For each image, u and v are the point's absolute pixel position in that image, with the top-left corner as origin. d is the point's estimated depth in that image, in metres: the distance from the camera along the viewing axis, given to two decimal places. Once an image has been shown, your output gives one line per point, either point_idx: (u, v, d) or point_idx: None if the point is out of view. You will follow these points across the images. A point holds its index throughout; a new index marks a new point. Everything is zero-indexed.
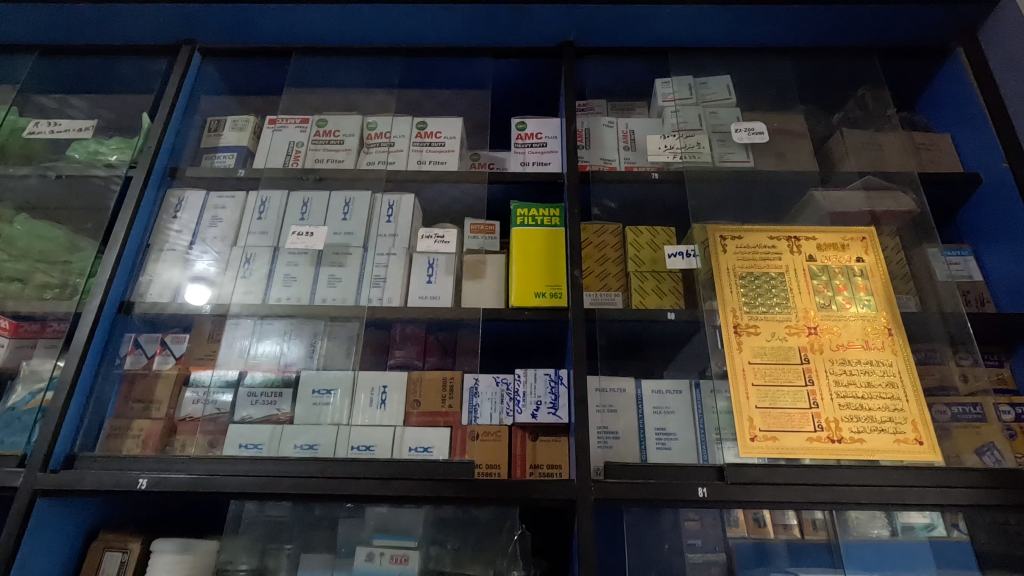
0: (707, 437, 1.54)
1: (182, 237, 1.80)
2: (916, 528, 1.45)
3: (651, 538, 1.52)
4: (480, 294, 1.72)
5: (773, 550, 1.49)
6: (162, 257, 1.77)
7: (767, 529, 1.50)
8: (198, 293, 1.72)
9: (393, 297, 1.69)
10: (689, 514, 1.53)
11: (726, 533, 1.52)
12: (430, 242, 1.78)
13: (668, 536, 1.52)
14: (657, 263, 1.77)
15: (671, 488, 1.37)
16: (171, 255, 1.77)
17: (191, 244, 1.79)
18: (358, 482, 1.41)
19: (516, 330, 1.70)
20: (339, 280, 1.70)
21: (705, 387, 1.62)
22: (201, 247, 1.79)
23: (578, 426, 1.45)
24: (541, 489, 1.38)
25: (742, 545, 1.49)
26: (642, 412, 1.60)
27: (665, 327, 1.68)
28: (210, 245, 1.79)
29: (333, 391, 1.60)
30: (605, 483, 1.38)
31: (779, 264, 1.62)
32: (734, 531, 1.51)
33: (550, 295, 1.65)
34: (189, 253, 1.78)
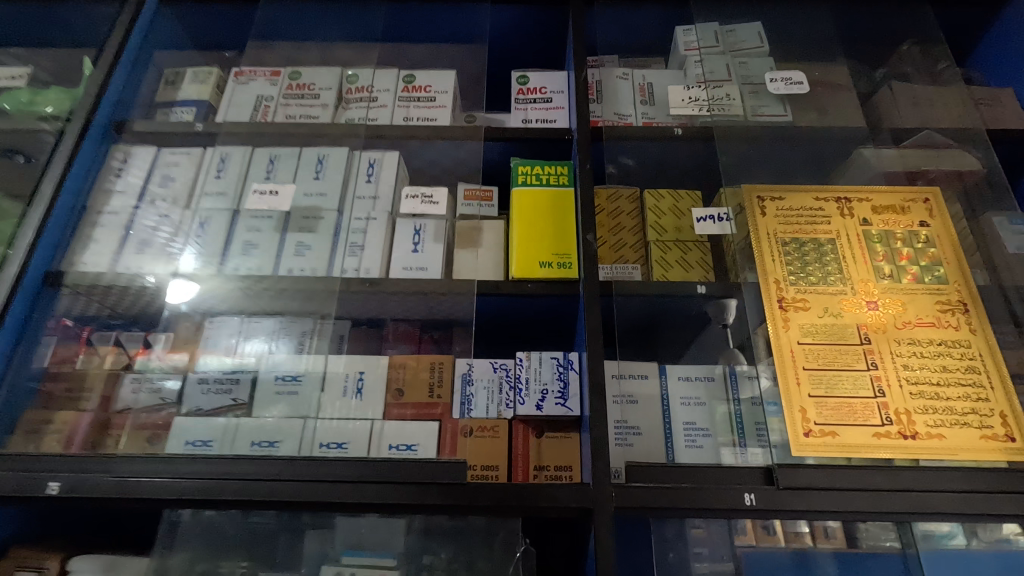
0: (745, 431, 1.28)
1: (163, 231, 1.48)
2: (936, 537, 1.21)
3: (665, 547, 1.25)
4: (475, 264, 1.46)
5: (818, 563, 1.22)
6: (144, 244, 1.46)
7: (778, 538, 1.26)
8: (183, 287, 1.44)
9: (373, 268, 1.43)
10: (693, 521, 1.26)
11: (733, 541, 1.25)
12: (417, 204, 1.51)
13: (674, 545, 1.25)
14: (682, 231, 1.52)
15: (710, 494, 1.11)
16: (152, 243, 1.47)
17: (171, 238, 1.47)
18: (323, 487, 1.13)
19: (518, 307, 1.44)
20: (309, 248, 1.44)
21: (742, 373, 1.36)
22: (187, 240, 1.47)
23: (594, 418, 1.19)
24: (550, 495, 1.12)
25: (782, 559, 1.22)
26: (667, 403, 1.34)
27: (692, 303, 1.43)
28: (199, 237, 1.46)
29: (301, 378, 1.34)
30: (626, 486, 1.13)
31: (829, 229, 1.37)
32: (742, 540, 1.25)
33: (559, 265, 1.40)
34: (171, 246, 1.46)
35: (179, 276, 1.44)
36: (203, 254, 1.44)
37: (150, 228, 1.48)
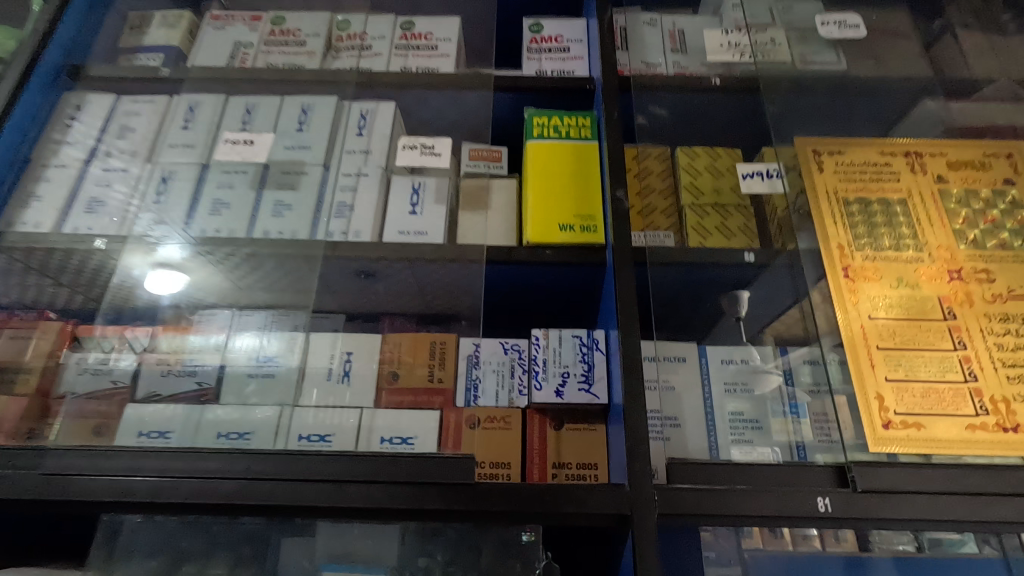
0: (801, 423, 1.09)
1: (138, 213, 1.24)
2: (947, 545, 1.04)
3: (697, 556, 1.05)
4: (483, 228, 1.25)
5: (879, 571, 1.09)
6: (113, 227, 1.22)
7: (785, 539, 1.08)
8: (169, 277, 1.26)
9: (364, 231, 1.22)
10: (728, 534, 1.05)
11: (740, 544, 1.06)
12: (415, 156, 1.29)
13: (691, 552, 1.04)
14: (721, 194, 1.32)
15: (775, 498, 0.90)
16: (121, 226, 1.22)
17: (150, 226, 1.24)
18: (298, 489, 0.92)
19: (533, 278, 1.23)
20: (289, 208, 1.24)
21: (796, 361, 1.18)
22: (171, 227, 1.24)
23: (629, 405, 0.99)
24: (579, 498, 0.91)
25: (829, 556, 1.07)
26: (709, 391, 1.14)
27: (736, 274, 1.22)
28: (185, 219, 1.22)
29: (280, 363, 1.17)
30: (670, 487, 0.92)
31: (899, 188, 1.17)
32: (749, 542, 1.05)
33: (582, 228, 1.19)
34: (147, 235, 1.23)
35: (161, 265, 1.26)
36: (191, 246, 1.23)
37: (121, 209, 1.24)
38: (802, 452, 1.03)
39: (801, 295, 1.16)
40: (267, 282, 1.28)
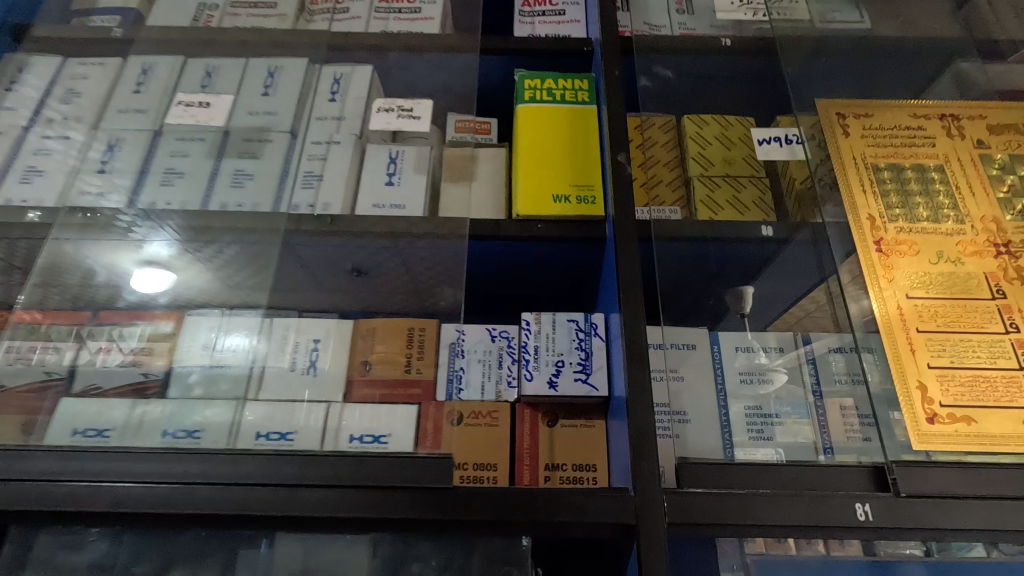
0: (828, 420, 0.95)
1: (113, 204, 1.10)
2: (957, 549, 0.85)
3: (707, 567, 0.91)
4: (469, 201, 1.12)
5: None
6: (93, 224, 1.11)
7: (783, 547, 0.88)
8: (155, 276, 1.13)
9: (334, 203, 1.08)
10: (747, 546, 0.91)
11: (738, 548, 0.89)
12: (393, 120, 1.14)
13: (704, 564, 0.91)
14: (732, 164, 1.19)
15: (806, 505, 0.77)
16: (100, 223, 1.12)
17: (133, 222, 1.11)
18: (247, 495, 0.78)
19: (524, 256, 1.10)
20: (250, 177, 1.10)
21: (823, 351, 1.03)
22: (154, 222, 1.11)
23: (632, 396, 0.86)
24: (577, 504, 0.78)
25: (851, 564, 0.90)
26: (723, 382, 1.01)
27: (751, 250, 1.10)
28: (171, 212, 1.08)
29: (251, 359, 1.04)
30: (681, 491, 0.79)
31: (935, 154, 1.04)
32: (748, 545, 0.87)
33: (578, 199, 1.06)
34: (132, 232, 1.13)
35: (148, 264, 1.14)
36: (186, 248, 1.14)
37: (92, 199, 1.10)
38: (830, 450, 0.90)
39: (826, 276, 1.04)
40: (230, 258, 1.15)
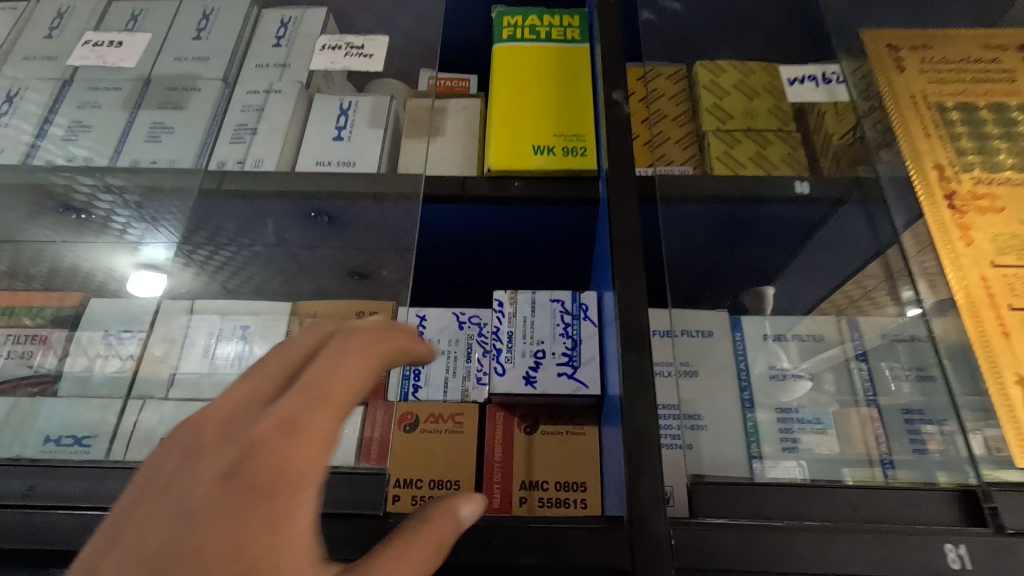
0: (888, 428, 0.71)
1: (99, 198, 0.95)
2: None
3: None
4: (435, 159, 0.92)
5: None
6: (87, 227, 0.99)
7: None
8: (151, 283, 0.96)
9: (268, 159, 0.89)
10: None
11: None
12: (340, 58, 0.93)
13: None
14: (756, 117, 0.98)
15: (876, 546, 0.54)
16: (93, 225, 0.99)
17: (128, 223, 0.99)
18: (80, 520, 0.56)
19: (499, 222, 0.90)
20: (170, 131, 0.91)
21: (875, 345, 0.79)
22: (147, 223, 0.98)
23: (627, 392, 0.62)
24: (549, 542, 0.57)
25: None
26: (747, 381, 0.77)
27: (780, 214, 0.88)
28: (166, 210, 0.95)
29: (150, 352, 0.85)
30: (694, 522, 0.57)
31: (1015, 89, 0.82)
32: None
33: (564, 151, 0.85)
34: (126, 234, 0.99)
35: (150, 272, 0.97)
36: (181, 251, 1.00)
37: (59, 184, 0.91)
38: (893, 463, 0.68)
39: (883, 249, 0.85)
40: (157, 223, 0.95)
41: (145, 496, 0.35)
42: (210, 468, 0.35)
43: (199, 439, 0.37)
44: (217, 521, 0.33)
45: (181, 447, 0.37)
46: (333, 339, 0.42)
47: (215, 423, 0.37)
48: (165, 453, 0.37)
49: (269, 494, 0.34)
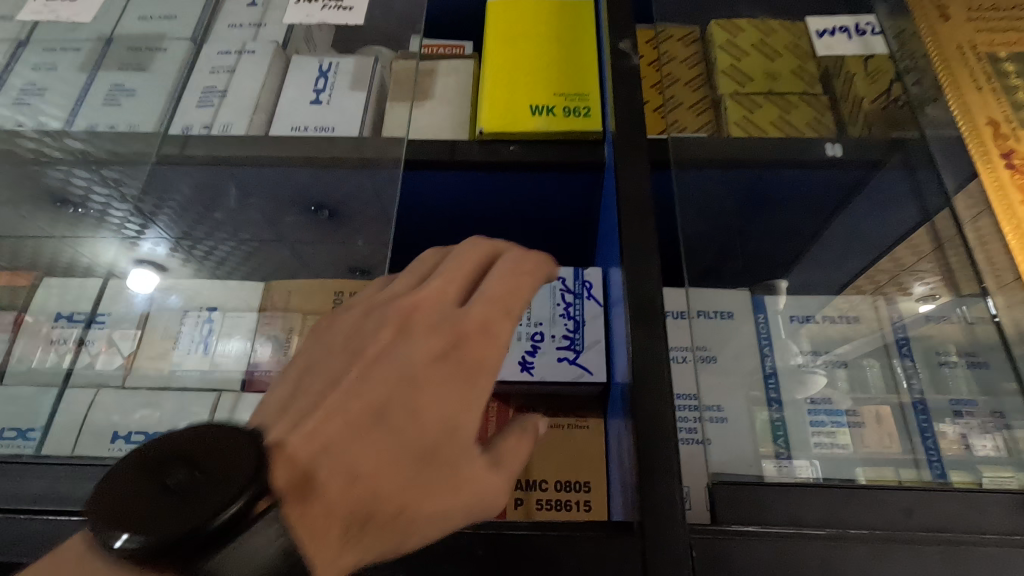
0: (939, 423, 0.62)
1: (96, 190, 0.86)
2: None
3: None
4: (423, 124, 0.84)
5: None
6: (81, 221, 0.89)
7: None
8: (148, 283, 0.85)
9: (237, 123, 0.81)
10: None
11: None
12: (316, 12, 0.84)
13: None
14: (778, 78, 0.88)
15: (937, 560, 0.46)
16: (87, 219, 0.89)
17: (126, 217, 0.90)
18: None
19: (493, 192, 0.81)
20: (130, 94, 0.83)
21: (917, 327, 0.71)
22: (146, 219, 0.90)
23: (637, 371, 0.53)
24: (544, 555, 0.47)
25: None
26: (773, 368, 0.67)
27: (808, 183, 0.79)
28: (166, 201, 0.88)
29: (98, 340, 0.75)
30: (717, 530, 0.48)
31: None
32: None
33: (565, 111, 0.76)
34: (123, 228, 0.90)
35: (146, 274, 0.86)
36: (177, 244, 0.92)
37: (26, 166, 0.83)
38: (943, 469, 0.58)
39: (928, 218, 0.78)
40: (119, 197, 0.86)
41: (370, 358, 0.43)
42: (424, 347, 0.43)
43: (410, 322, 0.45)
44: (436, 386, 0.41)
45: (395, 326, 0.45)
46: (504, 255, 0.50)
47: (423, 314, 0.45)
48: (381, 330, 0.45)
49: (475, 374, 0.43)
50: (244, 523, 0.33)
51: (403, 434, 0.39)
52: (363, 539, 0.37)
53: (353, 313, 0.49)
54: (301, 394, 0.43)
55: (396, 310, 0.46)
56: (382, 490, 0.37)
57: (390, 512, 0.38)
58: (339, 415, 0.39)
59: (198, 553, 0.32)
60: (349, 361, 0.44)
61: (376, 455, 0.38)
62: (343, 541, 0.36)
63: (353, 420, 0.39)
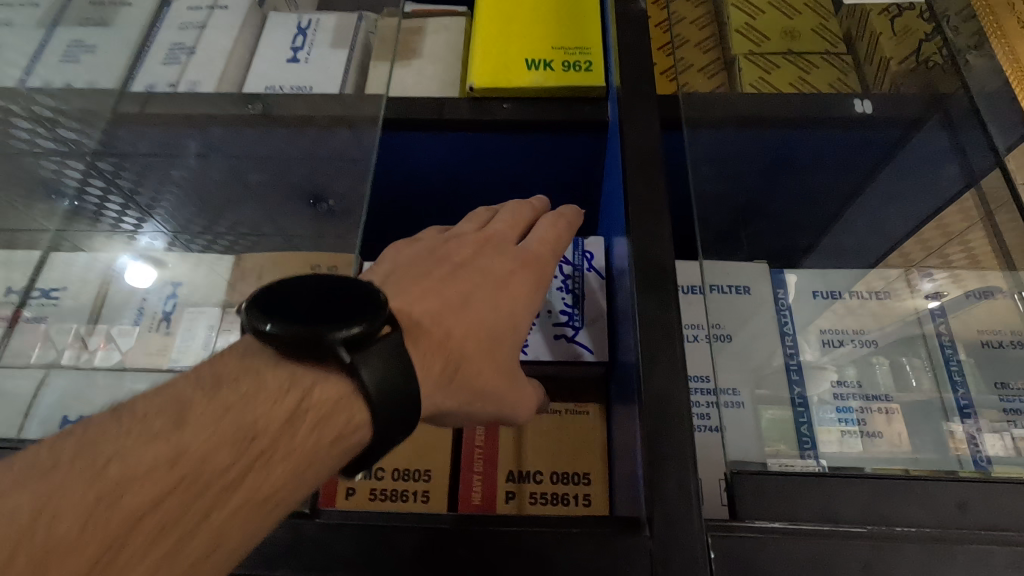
0: (985, 424, 0.53)
1: (93, 181, 0.81)
2: None
3: None
4: (409, 84, 0.77)
5: None
6: (78, 215, 0.81)
7: None
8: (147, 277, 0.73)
9: (205, 81, 0.73)
10: None
11: None
12: None
13: None
14: (796, 36, 0.81)
15: (1012, 571, 0.38)
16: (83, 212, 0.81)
17: (123, 209, 0.82)
18: None
19: (489, 157, 0.75)
20: (90, 50, 0.76)
21: (958, 310, 0.62)
22: (144, 212, 0.83)
23: (643, 340, 0.46)
24: (536, 558, 0.39)
25: None
26: (794, 347, 0.60)
27: (832, 136, 0.71)
28: (166, 184, 0.83)
29: (45, 319, 0.67)
30: (739, 528, 0.40)
31: None
32: None
33: (564, 65, 0.69)
34: (121, 222, 0.81)
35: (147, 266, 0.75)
36: (176, 238, 0.82)
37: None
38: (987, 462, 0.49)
39: (973, 183, 0.70)
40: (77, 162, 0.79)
41: (455, 264, 0.53)
42: (498, 262, 0.55)
43: (485, 246, 0.57)
44: (510, 289, 0.52)
45: (473, 247, 0.56)
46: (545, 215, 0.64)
47: (491, 244, 0.57)
48: (461, 249, 0.56)
49: (534, 288, 0.54)
50: (369, 340, 0.36)
51: (486, 315, 0.49)
52: (450, 385, 0.44)
53: (427, 241, 0.59)
54: (390, 282, 0.51)
55: (474, 238, 0.58)
56: (469, 351, 0.46)
57: (474, 369, 0.46)
58: (434, 295, 0.48)
59: (340, 351, 0.35)
60: (434, 263, 0.53)
61: (467, 324, 0.47)
62: (435, 383, 0.43)
63: (450, 299, 0.48)
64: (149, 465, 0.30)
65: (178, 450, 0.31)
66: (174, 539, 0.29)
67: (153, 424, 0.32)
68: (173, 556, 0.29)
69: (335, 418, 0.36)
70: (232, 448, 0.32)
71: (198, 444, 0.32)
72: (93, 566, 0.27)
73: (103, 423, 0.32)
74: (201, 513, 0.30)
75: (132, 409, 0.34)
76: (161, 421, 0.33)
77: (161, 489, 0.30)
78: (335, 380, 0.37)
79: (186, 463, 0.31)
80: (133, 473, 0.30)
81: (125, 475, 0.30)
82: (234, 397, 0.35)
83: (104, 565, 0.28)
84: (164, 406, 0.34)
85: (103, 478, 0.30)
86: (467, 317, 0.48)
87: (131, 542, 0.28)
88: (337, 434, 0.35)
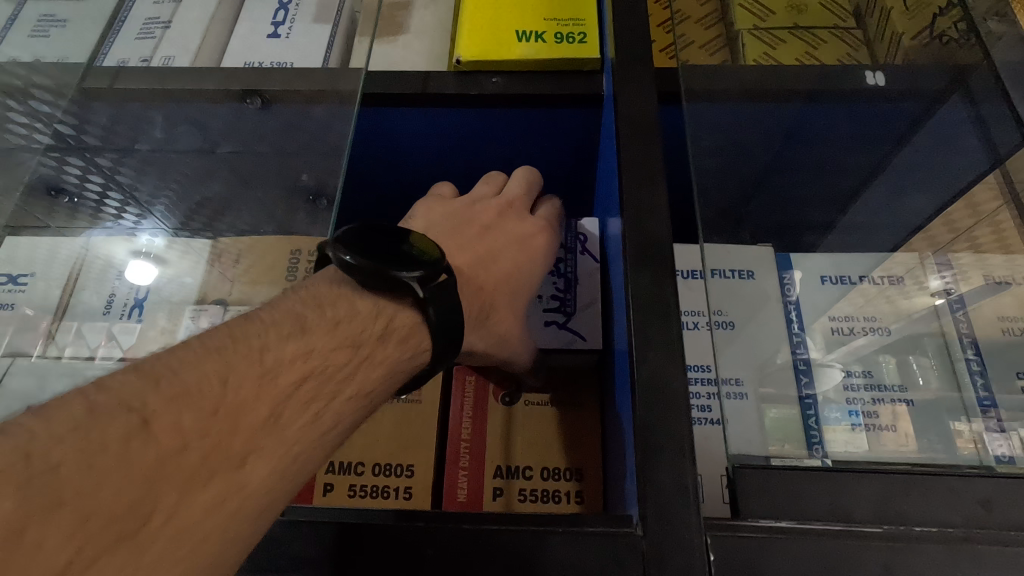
0: (1005, 420, 0.49)
1: (92, 178, 0.78)
2: None
3: None
4: (395, 60, 0.72)
5: None
6: (79, 212, 0.78)
7: None
8: (145, 272, 0.69)
9: (180, 56, 0.71)
10: None
11: None
12: None
13: None
14: (805, 11, 0.76)
15: None
16: (83, 211, 0.78)
17: (123, 205, 0.80)
18: None
19: (480, 135, 0.72)
20: (60, 24, 0.74)
21: (979, 300, 0.58)
22: (144, 208, 0.81)
23: (638, 320, 0.42)
24: (516, 560, 0.36)
25: None
26: (800, 335, 0.57)
27: (841, 104, 0.69)
28: (165, 179, 0.81)
29: (14, 306, 0.65)
30: (742, 528, 0.36)
31: None
32: None
33: (557, 37, 0.65)
34: (120, 218, 0.79)
35: (145, 260, 0.70)
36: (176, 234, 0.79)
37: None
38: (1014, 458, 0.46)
39: (999, 164, 0.66)
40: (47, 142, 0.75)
41: (480, 224, 0.58)
42: (523, 223, 0.59)
43: (510, 207, 0.60)
44: (534, 248, 0.58)
45: (498, 210, 0.59)
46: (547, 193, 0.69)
47: (514, 206, 0.60)
48: (487, 208, 0.59)
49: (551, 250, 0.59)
50: (434, 281, 0.42)
51: (512, 267, 0.55)
52: (480, 327, 0.50)
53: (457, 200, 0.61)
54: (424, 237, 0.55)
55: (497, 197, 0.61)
56: (496, 300, 0.53)
57: (500, 318, 0.52)
58: (466, 249, 0.54)
59: (415, 286, 0.41)
60: (462, 220, 0.58)
61: (495, 276, 0.53)
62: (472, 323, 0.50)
63: (479, 252, 0.55)
64: (291, 356, 0.35)
65: (310, 348, 0.36)
66: (318, 411, 0.35)
67: (283, 327, 0.37)
68: (316, 425, 0.34)
69: (413, 339, 0.42)
70: (348, 349, 0.38)
71: (324, 344, 0.37)
72: (265, 424, 0.32)
73: (239, 324, 0.36)
74: (333, 394, 0.36)
75: (259, 316, 0.38)
76: (288, 325, 0.37)
77: (303, 372, 0.35)
78: (406, 310, 0.43)
79: (317, 357, 0.36)
80: (278, 361, 0.35)
81: (276, 360, 0.35)
82: (336, 314, 0.40)
83: (274, 422, 0.32)
84: (285, 316, 0.38)
85: (260, 361, 0.34)
86: (493, 270, 0.54)
87: (290, 407, 0.33)
88: (415, 351, 0.42)
